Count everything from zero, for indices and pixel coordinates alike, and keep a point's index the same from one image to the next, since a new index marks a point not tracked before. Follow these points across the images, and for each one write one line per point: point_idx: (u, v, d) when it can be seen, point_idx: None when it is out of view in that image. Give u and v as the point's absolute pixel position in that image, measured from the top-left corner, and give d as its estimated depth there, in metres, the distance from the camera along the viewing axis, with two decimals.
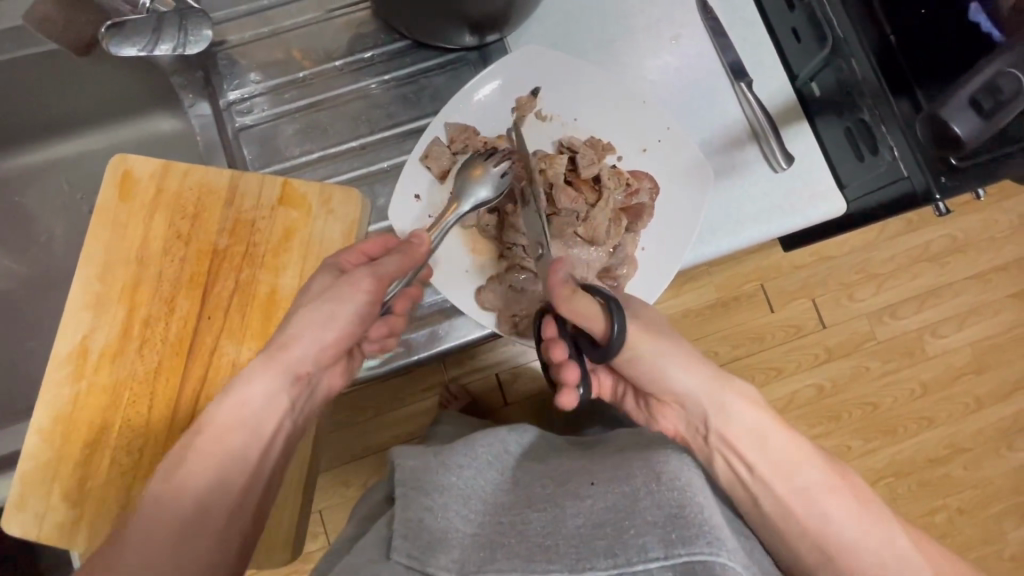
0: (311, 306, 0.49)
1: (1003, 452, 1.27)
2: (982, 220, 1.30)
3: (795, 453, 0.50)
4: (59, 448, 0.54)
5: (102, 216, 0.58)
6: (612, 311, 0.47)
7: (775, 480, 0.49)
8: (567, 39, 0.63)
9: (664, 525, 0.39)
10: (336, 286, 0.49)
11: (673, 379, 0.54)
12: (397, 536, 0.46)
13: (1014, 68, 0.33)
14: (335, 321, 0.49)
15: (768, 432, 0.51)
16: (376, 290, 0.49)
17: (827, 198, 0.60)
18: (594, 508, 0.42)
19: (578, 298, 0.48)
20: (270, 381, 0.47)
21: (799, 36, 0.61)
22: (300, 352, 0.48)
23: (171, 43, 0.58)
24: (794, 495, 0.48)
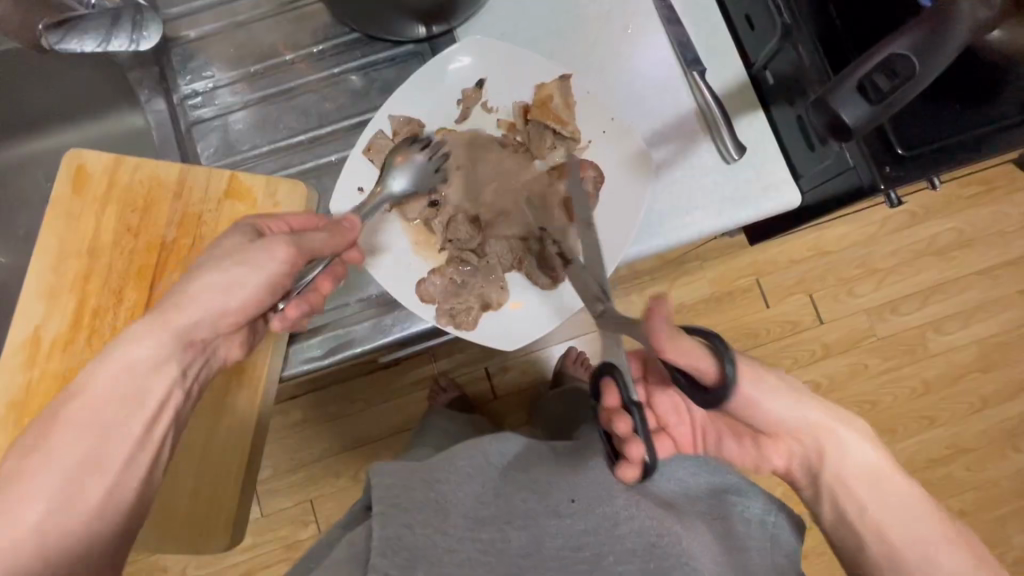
0: (215, 266, 0.48)
1: (1010, 453, 1.22)
2: (993, 212, 1.25)
3: (912, 498, 0.50)
4: (11, 433, 0.56)
5: (56, 209, 0.59)
6: (722, 353, 0.43)
7: (887, 523, 0.49)
8: (516, 30, 0.62)
9: (642, 554, 0.43)
10: (246, 249, 0.49)
11: (784, 421, 0.50)
12: (375, 554, 0.43)
13: (911, 51, 0.33)
14: (235, 285, 0.48)
15: (883, 473, 0.51)
16: (292, 259, 0.49)
17: (779, 189, 0.59)
18: (576, 529, 0.45)
19: (692, 346, 0.41)
20: (154, 346, 0.47)
21: (752, 23, 0.60)
22: (194, 316, 0.48)
23: (125, 40, 0.59)
24: (906, 540, 0.48)
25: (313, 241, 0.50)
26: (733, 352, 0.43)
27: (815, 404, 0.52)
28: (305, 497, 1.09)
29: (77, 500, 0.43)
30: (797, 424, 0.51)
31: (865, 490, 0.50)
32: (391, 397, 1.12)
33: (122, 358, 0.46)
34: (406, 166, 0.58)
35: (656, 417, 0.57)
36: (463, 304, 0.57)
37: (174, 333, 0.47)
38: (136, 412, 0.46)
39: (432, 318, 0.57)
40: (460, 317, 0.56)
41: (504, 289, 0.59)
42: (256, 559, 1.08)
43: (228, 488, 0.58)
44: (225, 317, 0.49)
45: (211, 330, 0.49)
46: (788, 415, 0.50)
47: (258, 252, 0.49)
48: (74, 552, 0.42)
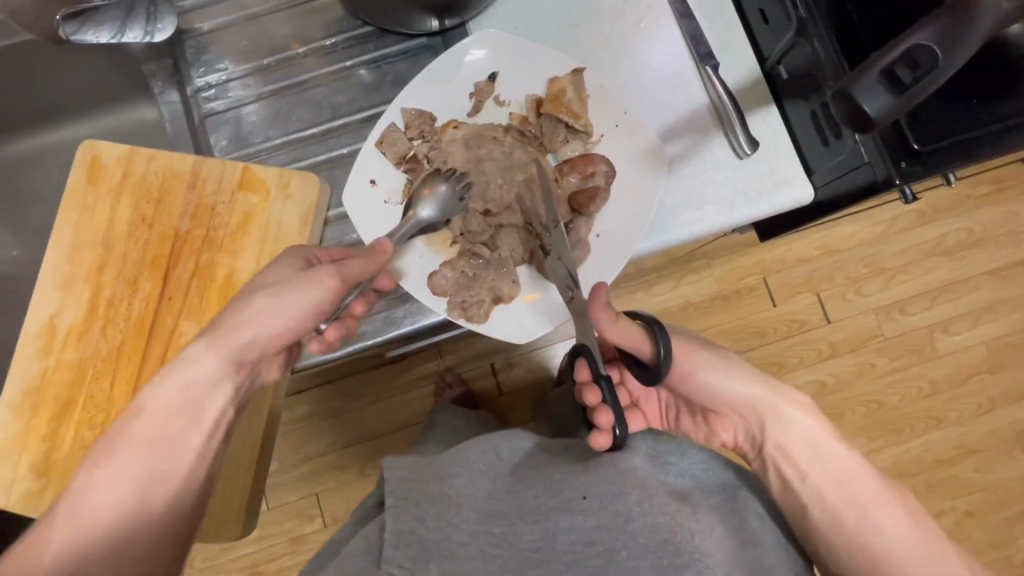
0: (272, 290, 0.48)
1: (1018, 455, 1.21)
2: (1002, 212, 1.24)
3: (850, 466, 0.51)
4: (27, 420, 0.57)
5: (71, 199, 0.60)
6: (657, 333, 0.48)
7: (824, 487, 0.50)
8: (528, 24, 0.62)
9: (656, 550, 0.40)
10: (303, 276, 0.49)
11: (725, 386, 0.53)
12: (388, 545, 0.43)
13: (934, 43, 0.33)
14: (291, 309, 0.48)
15: (824, 442, 0.52)
16: (338, 290, 0.49)
17: (791, 185, 0.59)
18: (588, 525, 0.42)
19: (624, 325, 0.48)
20: (213, 366, 0.47)
21: (766, 18, 0.60)
22: (251, 336, 0.48)
23: (139, 32, 0.60)
24: (844, 503, 0.49)
25: (354, 268, 0.50)
26: (665, 331, 0.49)
27: (755, 379, 0.54)
28: (311, 491, 1.09)
29: (142, 521, 0.43)
30: (735, 397, 0.54)
31: (808, 457, 0.52)
32: (397, 392, 1.12)
33: (184, 376, 0.46)
34: (433, 197, 0.58)
35: (630, 395, 0.66)
36: (474, 297, 0.57)
37: (231, 356, 0.48)
38: (195, 427, 0.47)
39: (443, 311, 0.57)
40: (471, 310, 0.57)
41: (516, 283, 0.59)
42: (261, 552, 1.09)
43: (240, 479, 0.58)
44: (277, 338, 0.49)
45: (265, 350, 0.49)
46: (724, 387, 0.54)
47: (305, 278, 0.49)
48: (143, 563, 0.42)
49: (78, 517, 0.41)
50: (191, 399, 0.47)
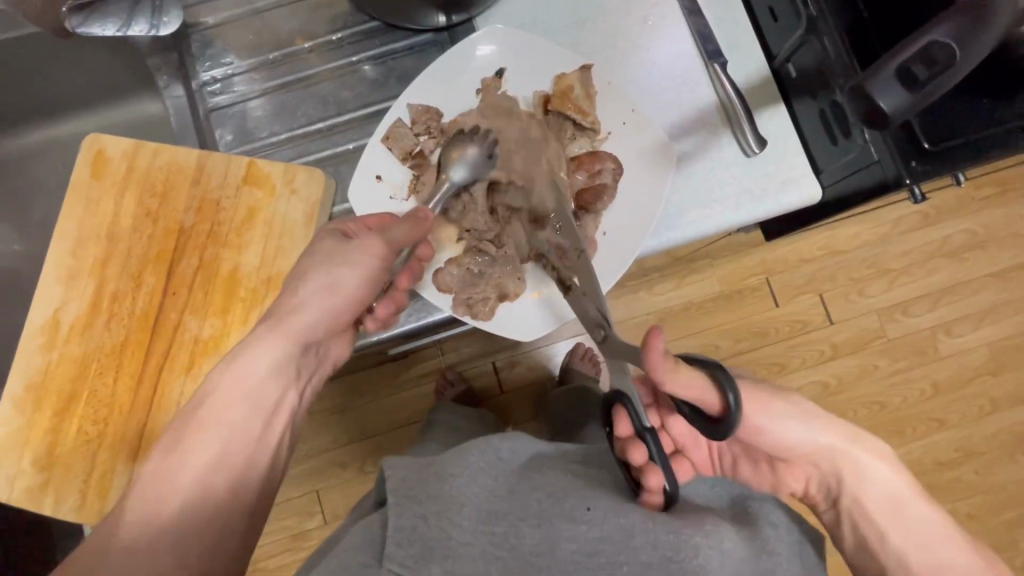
0: (322, 266, 0.50)
1: (1020, 457, 1.21)
2: (1007, 214, 1.24)
3: (932, 521, 0.51)
4: (31, 415, 0.57)
5: (75, 193, 0.60)
6: (722, 380, 0.44)
7: (908, 548, 0.50)
8: (536, 20, 0.62)
9: (658, 567, 0.40)
10: (347, 248, 0.51)
11: (796, 443, 0.53)
12: (390, 544, 0.42)
13: (950, 40, 0.32)
14: (340, 287, 0.51)
15: (904, 498, 0.52)
16: (386, 254, 0.52)
17: (799, 184, 0.59)
18: (589, 535, 0.42)
19: (689, 374, 0.44)
20: (276, 351, 0.50)
21: (776, 15, 0.59)
22: (307, 320, 0.50)
23: (144, 25, 0.59)
24: (929, 565, 0.49)
25: (397, 235, 0.52)
26: (733, 378, 0.44)
27: (829, 429, 0.53)
28: (311, 488, 1.09)
29: (215, 499, 0.45)
30: (813, 448, 0.53)
31: (891, 515, 0.52)
32: (398, 390, 1.12)
33: (247, 362, 0.49)
34: (461, 161, 0.58)
35: (674, 440, 0.59)
36: (480, 294, 0.57)
37: (293, 339, 0.50)
38: (258, 411, 0.49)
39: (448, 307, 0.57)
40: (477, 307, 0.56)
41: (522, 281, 0.58)
42: (261, 548, 1.08)
43: None
44: (336, 320, 0.52)
45: (321, 334, 0.52)
46: (800, 440, 0.53)
47: (355, 249, 0.51)
48: (212, 539, 0.44)
49: (152, 495, 0.43)
50: (253, 384, 0.49)
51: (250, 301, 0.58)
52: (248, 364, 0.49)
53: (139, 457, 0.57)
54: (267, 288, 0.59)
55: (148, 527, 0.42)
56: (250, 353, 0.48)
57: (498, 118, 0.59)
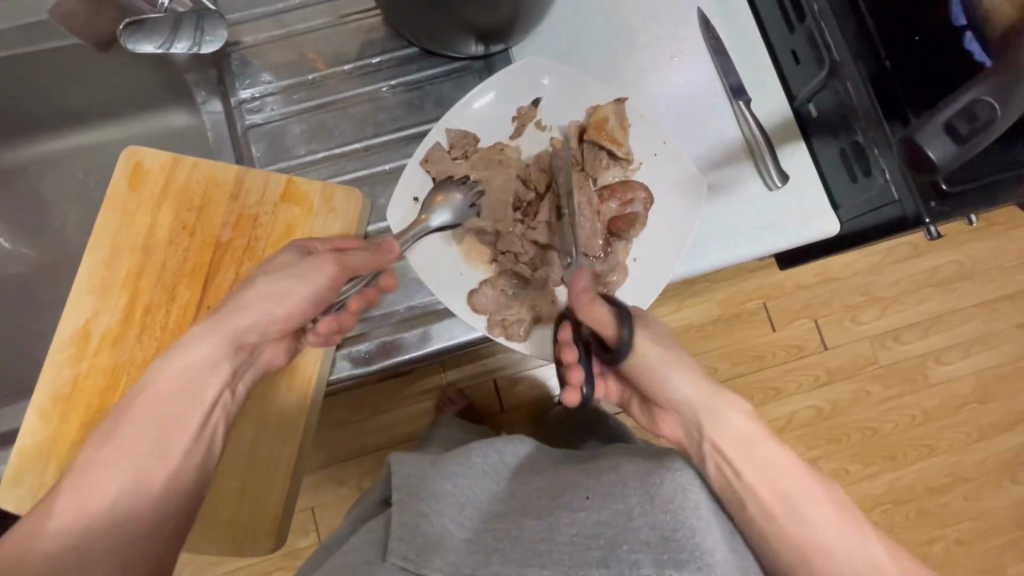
0: (272, 278, 0.52)
1: (1006, 484, 1.25)
2: (992, 247, 1.28)
3: (785, 464, 0.47)
4: (57, 426, 0.57)
5: (112, 205, 0.60)
6: (624, 315, 0.50)
7: (758, 486, 0.45)
8: (570, 52, 0.64)
9: (657, 546, 0.36)
10: (300, 265, 0.52)
11: (653, 373, 0.51)
12: (394, 538, 0.43)
13: (992, 100, 0.38)
14: (290, 297, 0.52)
15: (755, 439, 0.47)
16: (338, 275, 0.53)
17: (819, 218, 0.61)
18: (589, 521, 0.38)
19: (597, 307, 0.50)
20: (213, 347, 0.49)
21: (799, 58, 0.62)
22: (246, 322, 0.51)
23: (187, 42, 0.60)
24: (779, 499, 0.45)
25: (356, 261, 0.53)
26: (633, 321, 0.50)
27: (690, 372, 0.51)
28: (308, 505, 1.08)
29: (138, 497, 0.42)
30: (669, 390, 0.51)
31: (739, 452, 0.47)
32: (399, 407, 1.11)
33: (179, 359, 0.48)
34: (449, 206, 0.60)
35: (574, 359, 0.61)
36: (514, 315, 0.59)
37: (230, 336, 0.50)
38: (197, 407, 0.48)
39: (483, 328, 0.58)
40: (512, 329, 0.58)
41: (555, 304, 0.60)
42: (250, 567, 1.06)
43: (275, 488, 0.58)
44: (275, 324, 0.52)
45: (258, 338, 0.52)
46: (662, 374, 0.51)
47: (306, 265, 0.52)
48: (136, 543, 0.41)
49: (83, 489, 0.41)
50: (190, 381, 0.48)
51: None
52: (182, 357, 0.48)
53: None
54: None
55: (79, 525, 0.39)
56: (187, 346, 0.49)
57: (489, 172, 0.61)
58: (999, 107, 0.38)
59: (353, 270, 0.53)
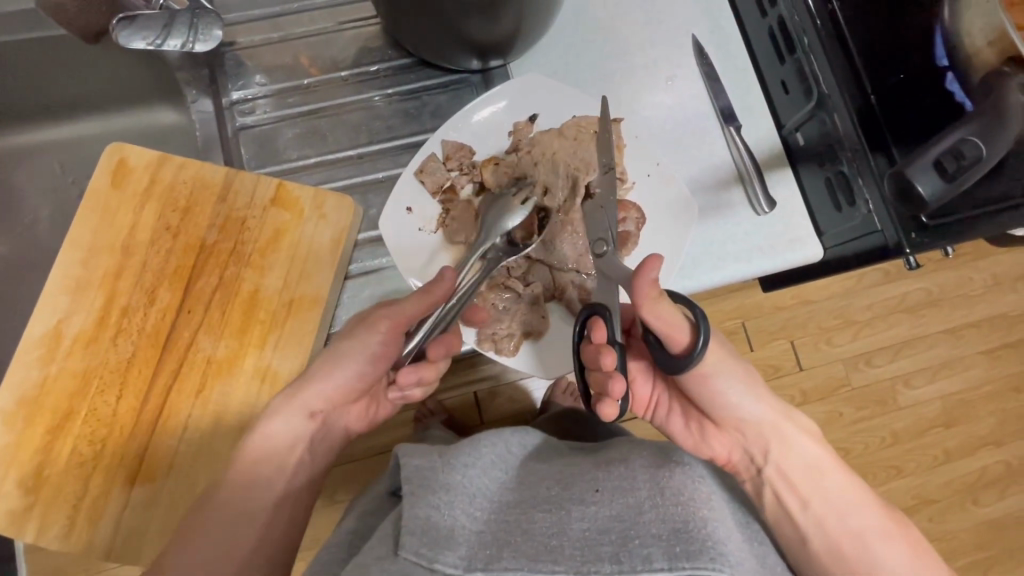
0: (337, 344, 0.54)
1: (969, 507, 1.28)
2: (959, 275, 1.33)
3: (848, 496, 0.55)
4: (21, 431, 0.55)
5: (92, 201, 0.59)
6: (697, 314, 0.49)
7: (825, 515, 0.53)
8: (567, 71, 0.65)
9: (669, 539, 0.37)
10: (358, 328, 0.53)
11: (746, 407, 0.57)
12: (405, 533, 0.41)
13: (977, 140, 0.41)
14: (350, 361, 0.54)
15: (825, 469, 0.56)
16: (392, 331, 0.53)
17: (802, 244, 0.62)
18: (601, 515, 0.40)
19: (664, 304, 0.48)
20: (289, 422, 0.54)
21: (787, 88, 0.63)
22: (315, 392, 0.55)
23: (179, 40, 0.58)
24: (865, 528, 0.53)
25: (406, 309, 0.52)
26: (708, 328, 0.49)
27: (764, 401, 0.57)
28: None
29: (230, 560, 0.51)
30: (744, 418, 0.57)
31: (810, 483, 0.55)
32: None
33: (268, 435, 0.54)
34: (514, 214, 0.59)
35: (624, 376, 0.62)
36: (505, 330, 0.59)
37: (304, 410, 0.55)
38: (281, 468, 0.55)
39: (473, 342, 0.59)
40: (502, 343, 0.58)
41: (546, 320, 0.60)
42: None
43: None
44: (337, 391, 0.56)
45: (327, 405, 0.56)
46: (736, 402, 0.56)
47: (362, 327, 0.53)
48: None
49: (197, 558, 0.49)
50: (275, 452, 0.54)
51: (269, 324, 0.58)
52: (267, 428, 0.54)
53: (137, 481, 0.55)
54: (288, 312, 0.59)
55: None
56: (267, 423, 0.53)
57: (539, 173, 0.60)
58: (984, 146, 0.41)
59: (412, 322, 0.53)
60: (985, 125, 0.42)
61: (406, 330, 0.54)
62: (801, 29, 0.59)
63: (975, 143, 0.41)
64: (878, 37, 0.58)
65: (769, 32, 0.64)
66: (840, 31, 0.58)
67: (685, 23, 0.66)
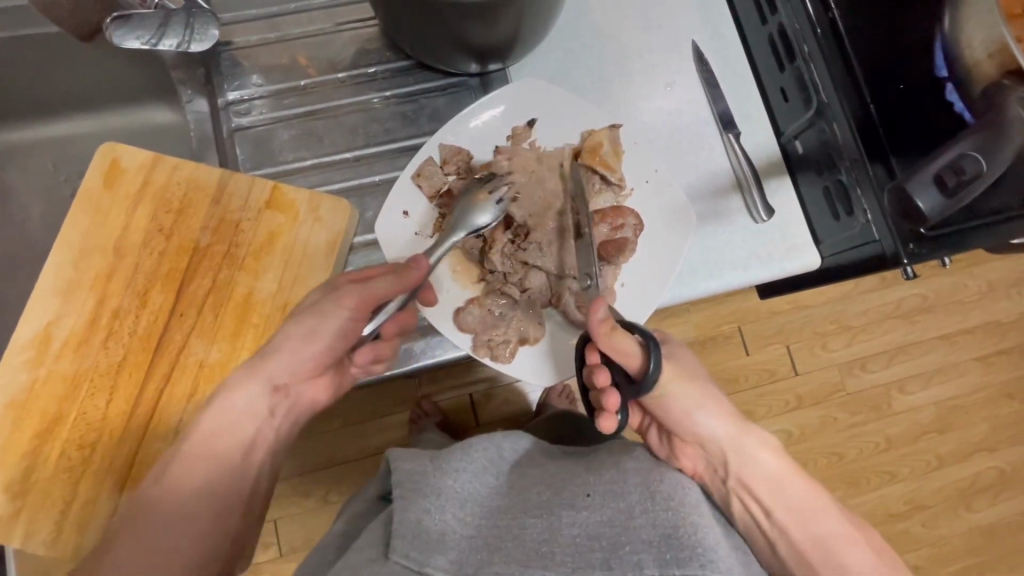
0: (297, 317, 0.51)
1: (961, 513, 1.28)
2: (954, 282, 1.33)
3: (813, 504, 0.55)
4: (9, 434, 0.54)
5: (84, 202, 0.58)
6: (650, 348, 0.49)
7: (790, 525, 0.52)
8: (565, 75, 0.65)
9: (659, 545, 0.37)
10: (323, 301, 0.51)
11: (704, 421, 0.56)
12: (395, 538, 0.41)
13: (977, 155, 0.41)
14: (316, 336, 0.51)
15: (787, 480, 0.55)
16: (361, 307, 0.51)
17: (800, 251, 0.62)
18: (592, 521, 0.40)
19: (622, 339, 0.49)
20: (248, 396, 0.51)
21: (787, 96, 0.63)
22: (279, 366, 0.52)
23: (175, 40, 0.58)
24: (828, 536, 0.53)
25: (380, 287, 0.51)
26: (659, 349, 0.49)
27: (720, 413, 0.57)
28: (271, 516, 1.04)
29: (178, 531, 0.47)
30: (703, 431, 0.56)
31: (774, 495, 0.54)
32: (371, 417, 1.09)
33: (226, 406, 0.50)
34: (485, 209, 0.59)
35: None
36: (501, 336, 0.58)
37: (265, 382, 0.52)
38: (240, 442, 0.51)
39: (469, 348, 0.58)
40: (499, 349, 0.58)
41: (542, 326, 0.60)
42: None
43: None
44: (305, 362, 0.52)
45: (292, 380, 0.53)
46: (693, 416, 0.56)
47: (327, 300, 0.51)
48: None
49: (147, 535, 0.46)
50: (231, 425, 0.51)
51: (262, 329, 0.57)
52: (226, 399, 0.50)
53: (126, 487, 0.54)
54: (281, 316, 0.58)
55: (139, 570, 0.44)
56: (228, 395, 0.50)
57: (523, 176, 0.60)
58: (983, 162, 0.41)
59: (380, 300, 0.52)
60: (989, 138, 0.42)
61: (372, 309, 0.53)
62: (801, 37, 0.59)
63: (976, 158, 0.41)
64: (883, 43, 0.58)
65: (769, 39, 0.63)
66: (839, 39, 0.58)
67: (685, 29, 0.66)
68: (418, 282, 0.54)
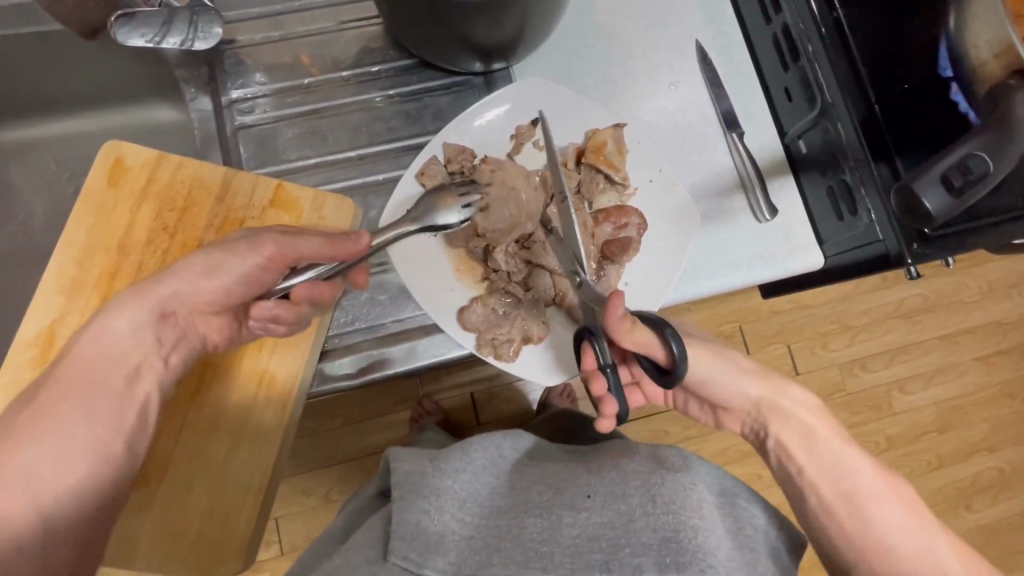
0: (202, 251, 0.50)
1: (961, 512, 1.28)
2: (955, 282, 1.33)
3: (846, 459, 0.53)
4: None
5: (87, 200, 0.58)
6: (667, 334, 0.48)
7: (819, 480, 0.52)
8: (569, 75, 0.65)
9: (659, 548, 0.38)
10: (236, 242, 0.50)
11: (738, 388, 0.58)
12: (395, 538, 0.42)
13: (983, 154, 0.41)
14: (217, 270, 0.49)
15: (820, 438, 0.55)
16: (278, 257, 0.50)
17: (803, 252, 0.62)
18: (592, 522, 0.40)
19: (638, 331, 0.48)
20: (130, 318, 0.49)
21: (791, 96, 0.63)
22: (171, 290, 0.49)
23: (179, 38, 0.58)
24: (863, 493, 0.51)
25: (303, 246, 0.51)
26: (679, 334, 0.48)
27: (756, 379, 0.58)
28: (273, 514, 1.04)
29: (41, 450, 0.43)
30: (740, 397, 0.58)
31: (806, 452, 0.54)
32: (372, 416, 1.09)
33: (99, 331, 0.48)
34: (451, 209, 0.55)
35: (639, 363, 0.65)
36: (505, 335, 0.58)
37: (153, 305, 0.49)
38: (121, 366, 0.49)
39: (471, 346, 0.58)
40: (502, 348, 0.58)
41: (546, 325, 0.60)
42: None
43: (243, 509, 0.55)
44: (199, 297, 0.50)
45: (185, 310, 0.51)
46: (726, 384, 0.58)
47: (240, 241, 0.50)
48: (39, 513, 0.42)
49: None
50: (109, 349, 0.48)
51: None
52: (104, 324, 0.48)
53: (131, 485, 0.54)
54: None
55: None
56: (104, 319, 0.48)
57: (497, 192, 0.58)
58: (990, 162, 0.41)
59: (300, 255, 0.51)
60: (996, 138, 0.42)
61: (289, 268, 0.51)
62: (806, 36, 0.59)
63: (983, 158, 0.41)
64: (887, 43, 0.58)
65: (773, 39, 0.63)
66: (844, 40, 0.58)
67: (689, 28, 0.66)
68: (356, 255, 0.50)
